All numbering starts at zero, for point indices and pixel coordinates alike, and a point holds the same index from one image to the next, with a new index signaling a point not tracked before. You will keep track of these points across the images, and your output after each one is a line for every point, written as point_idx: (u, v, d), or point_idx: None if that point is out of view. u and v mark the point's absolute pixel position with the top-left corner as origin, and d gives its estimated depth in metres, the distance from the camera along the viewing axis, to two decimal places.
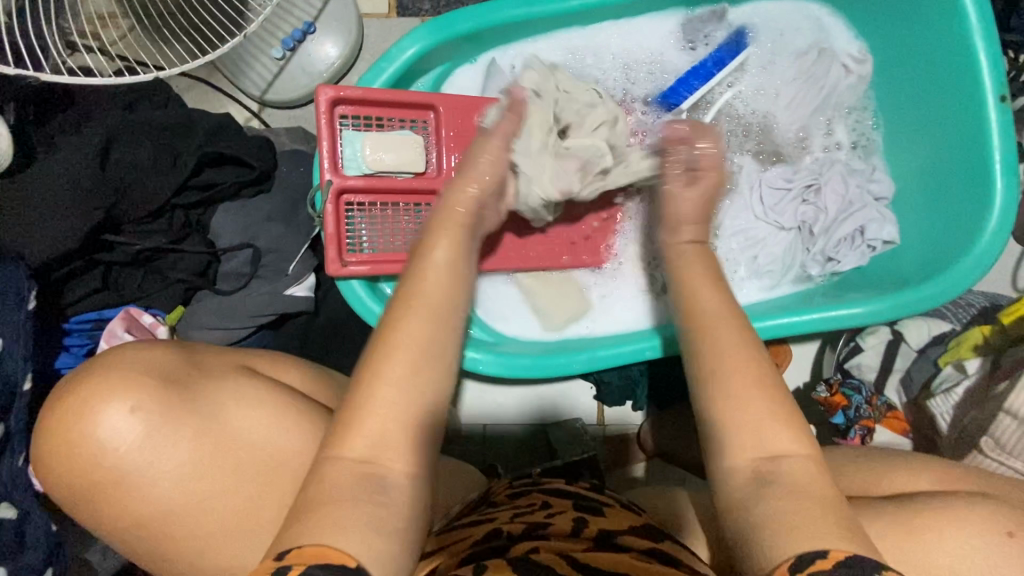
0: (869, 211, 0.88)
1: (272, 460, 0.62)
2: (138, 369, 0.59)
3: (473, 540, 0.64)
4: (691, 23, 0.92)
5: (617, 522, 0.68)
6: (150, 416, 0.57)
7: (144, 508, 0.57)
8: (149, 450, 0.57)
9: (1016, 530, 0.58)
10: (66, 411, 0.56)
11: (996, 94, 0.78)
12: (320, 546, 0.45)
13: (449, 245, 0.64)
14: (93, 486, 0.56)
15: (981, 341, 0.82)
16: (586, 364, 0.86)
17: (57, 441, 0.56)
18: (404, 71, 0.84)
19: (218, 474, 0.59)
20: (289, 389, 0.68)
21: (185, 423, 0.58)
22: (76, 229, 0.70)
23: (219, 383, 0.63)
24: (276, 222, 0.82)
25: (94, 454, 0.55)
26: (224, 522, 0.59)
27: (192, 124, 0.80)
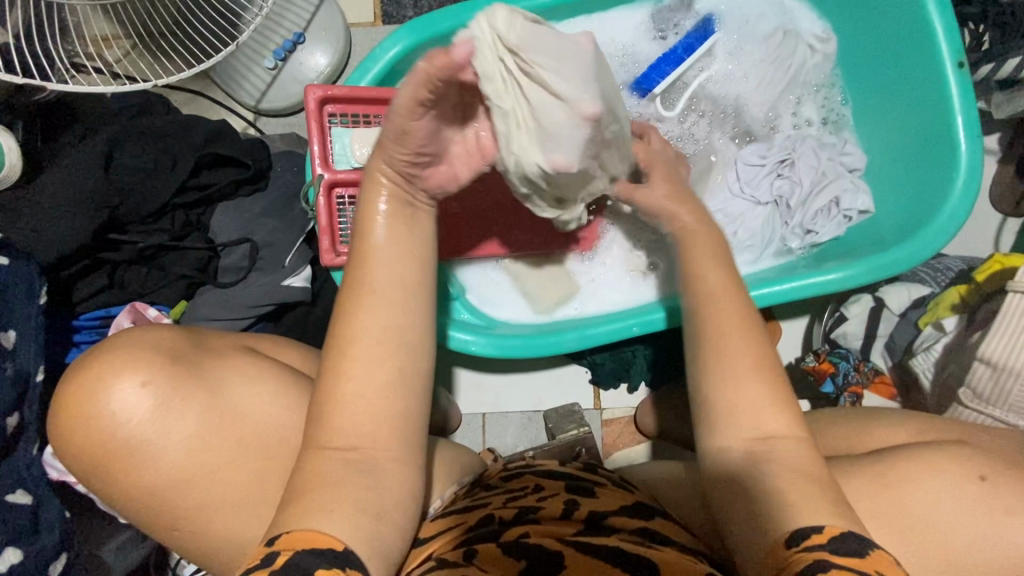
0: (842, 182, 0.92)
1: (273, 436, 0.64)
2: (148, 351, 0.62)
3: (467, 526, 0.64)
4: (660, 13, 0.96)
5: (608, 503, 0.68)
6: (160, 389, 0.60)
7: (151, 479, 0.60)
8: (158, 422, 0.60)
9: (988, 474, 0.58)
10: (80, 385, 0.59)
11: (954, 61, 0.81)
12: (312, 530, 0.48)
13: (397, 222, 0.59)
14: (106, 459, 0.59)
15: (957, 300, 0.83)
16: (577, 342, 0.88)
17: (70, 417, 0.59)
18: (388, 70, 0.88)
19: (223, 447, 0.62)
20: (289, 369, 0.70)
21: (192, 398, 0.62)
22: (83, 227, 0.74)
23: (224, 363, 0.66)
24: (271, 218, 0.86)
25: (107, 425, 0.59)
26: (225, 497, 0.62)
27: (189, 128, 0.84)
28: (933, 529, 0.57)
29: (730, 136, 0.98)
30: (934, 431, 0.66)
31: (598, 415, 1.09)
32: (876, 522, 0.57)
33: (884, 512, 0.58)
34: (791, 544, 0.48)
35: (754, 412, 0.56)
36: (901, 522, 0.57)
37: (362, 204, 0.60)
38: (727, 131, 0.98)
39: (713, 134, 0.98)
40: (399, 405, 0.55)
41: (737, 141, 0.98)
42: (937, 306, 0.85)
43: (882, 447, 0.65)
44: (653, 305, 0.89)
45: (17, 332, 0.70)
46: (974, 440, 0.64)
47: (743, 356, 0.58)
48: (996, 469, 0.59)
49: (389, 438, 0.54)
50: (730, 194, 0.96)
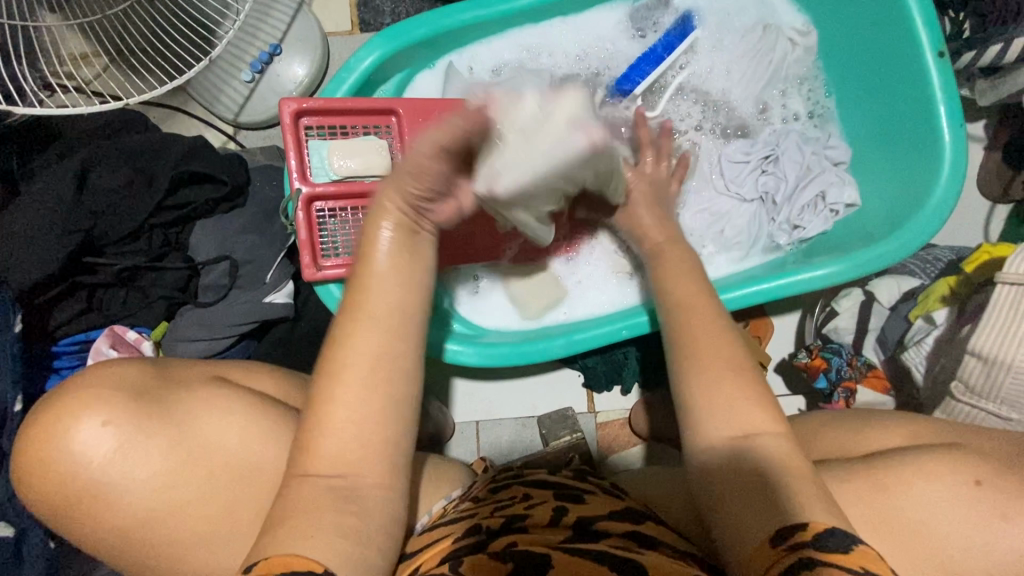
0: (827, 176, 0.91)
1: (254, 456, 0.63)
2: (110, 389, 0.61)
3: (453, 537, 0.62)
4: (638, 12, 0.95)
5: (598, 508, 0.67)
6: (122, 428, 0.59)
7: (119, 520, 0.59)
8: (124, 461, 0.59)
9: (984, 478, 0.57)
10: (41, 427, 0.58)
11: (934, 51, 0.80)
12: (292, 554, 0.47)
13: (393, 238, 0.57)
14: (72, 501, 0.58)
15: (947, 292, 0.82)
16: (566, 347, 0.87)
17: (35, 460, 0.58)
18: (364, 80, 0.87)
19: (193, 479, 0.61)
20: (260, 396, 0.69)
21: (154, 434, 0.61)
22: (56, 254, 0.73)
23: (192, 393, 0.65)
24: (250, 234, 0.84)
25: (67, 468, 0.57)
26: (205, 523, 0.61)
27: (164, 146, 0.82)
28: (928, 529, 0.56)
29: (716, 132, 0.97)
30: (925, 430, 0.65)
31: (592, 419, 1.08)
32: (868, 522, 0.57)
33: (875, 512, 0.57)
34: (776, 541, 0.47)
35: (744, 413, 0.55)
36: (891, 524, 0.57)
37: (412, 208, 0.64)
38: (713, 127, 0.97)
39: (698, 131, 0.97)
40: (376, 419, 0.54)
41: (724, 136, 0.97)
42: (927, 298, 0.84)
43: (880, 451, 0.63)
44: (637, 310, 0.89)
45: None
46: (971, 445, 0.62)
47: (714, 355, 0.58)
48: (995, 474, 0.57)
49: (376, 454, 0.53)
50: (716, 191, 0.95)
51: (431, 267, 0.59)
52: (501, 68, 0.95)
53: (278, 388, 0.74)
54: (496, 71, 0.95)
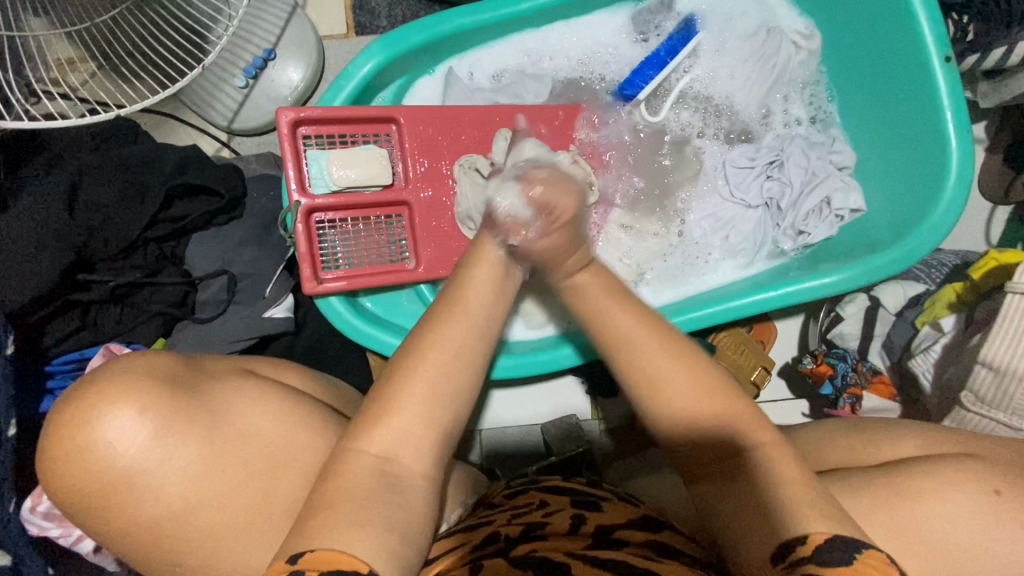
0: (833, 181, 0.90)
1: (270, 467, 0.61)
2: (147, 376, 0.59)
3: (471, 545, 0.61)
4: (641, 15, 0.94)
5: (617, 516, 0.66)
6: (160, 414, 0.57)
7: (150, 511, 0.57)
8: (161, 448, 0.57)
9: (1003, 488, 0.57)
10: (73, 412, 0.55)
11: (941, 55, 0.79)
12: (333, 549, 0.46)
13: (493, 264, 0.63)
14: (104, 491, 0.55)
15: (955, 298, 0.82)
16: (572, 357, 0.86)
17: (60, 450, 0.55)
18: (362, 88, 0.85)
19: (230, 469, 0.60)
20: (293, 391, 0.68)
21: (190, 424, 0.58)
22: (49, 271, 0.70)
23: (227, 387, 0.63)
24: (249, 246, 0.83)
25: (101, 458, 0.55)
26: (239, 519, 0.59)
27: (159, 156, 0.80)
28: (949, 545, 0.55)
29: (720, 136, 0.96)
30: (937, 441, 0.64)
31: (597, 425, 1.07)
32: (879, 535, 0.56)
33: (884, 524, 0.57)
34: (776, 560, 0.49)
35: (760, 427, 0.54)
36: (903, 534, 0.56)
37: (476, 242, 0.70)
38: (717, 131, 0.96)
39: (702, 136, 0.96)
40: (381, 445, 0.52)
41: (728, 141, 0.96)
42: (933, 304, 0.84)
43: (894, 461, 0.63)
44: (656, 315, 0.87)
45: None
46: (985, 455, 0.61)
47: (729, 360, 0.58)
48: (1012, 485, 0.57)
49: (391, 460, 0.52)
50: (719, 198, 0.95)
51: (510, 288, 0.63)
52: (501, 74, 0.94)
53: (305, 384, 0.73)
54: (497, 77, 0.94)
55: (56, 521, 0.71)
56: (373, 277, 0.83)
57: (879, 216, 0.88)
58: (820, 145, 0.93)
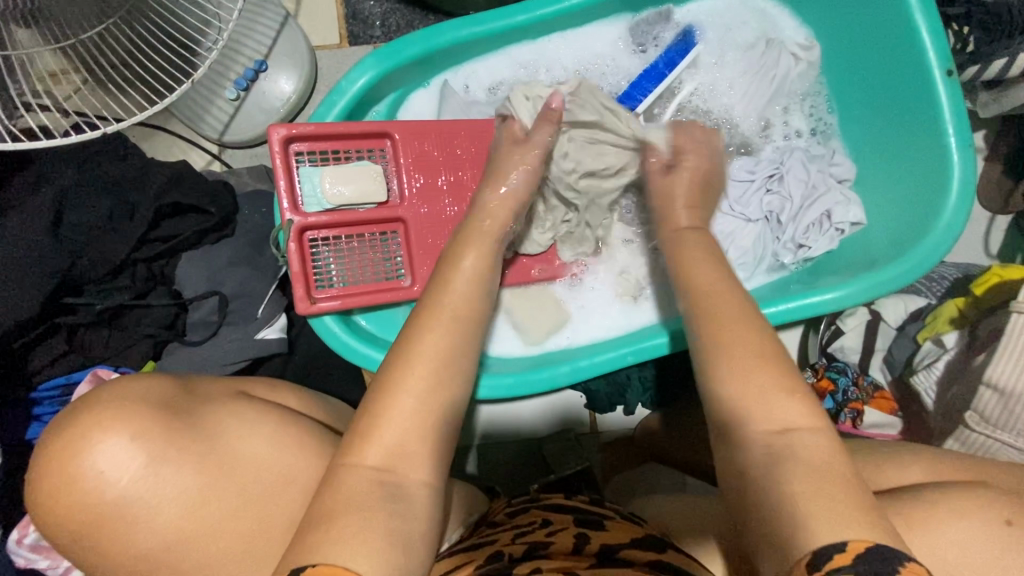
0: (833, 195, 0.89)
1: (263, 490, 0.59)
2: (138, 401, 0.57)
3: (474, 563, 0.59)
4: (639, 26, 0.93)
5: (619, 536, 0.64)
6: (151, 443, 0.56)
7: (146, 539, 0.55)
8: (154, 477, 0.55)
9: (1015, 518, 0.55)
10: (65, 440, 0.54)
11: (942, 69, 0.78)
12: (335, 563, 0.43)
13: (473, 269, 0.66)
14: (95, 522, 0.54)
15: (956, 314, 0.80)
16: (570, 375, 0.85)
17: (52, 480, 0.54)
18: (356, 102, 0.84)
19: (223, 497, 0.58)
20: (291, 412, 0.67)
21: (183, 451, 0.57)
22: (35, 296, 0.69)
23: (220, 410, 0.62)
24: (240, 266, 0.81)
25: (90, 488, 0.53)
26: (231, 549, 0.57)
27: (147, 174, 0.79)
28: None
29: (721, 149, 0.95)
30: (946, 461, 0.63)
31: (595, 438, 1.07)
32: None
33: None
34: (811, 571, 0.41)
35: None
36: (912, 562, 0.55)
37: (458, 232, 0.71)
38: (718, 144, 0.95)
39: None
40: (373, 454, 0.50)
41: (728, 154, 0.95)
42: (936, 319, 0.82)
43: (898, 487, 0.62)
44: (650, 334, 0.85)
45: None
46: (996, 483, 0.60)
47: None
48: (1019, 512, 0.55)
49: (389, 468, 0.50)
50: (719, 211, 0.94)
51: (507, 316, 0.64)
52: (497, 87, 0.93)
53: (302, 404, 0.71)
54: (493, 90, 0.93)
55: (44, 554, 0.69)
56: (368, 296, 0.82)
57: (879, 230, 0.87)
58: (820, 158, 0.92)
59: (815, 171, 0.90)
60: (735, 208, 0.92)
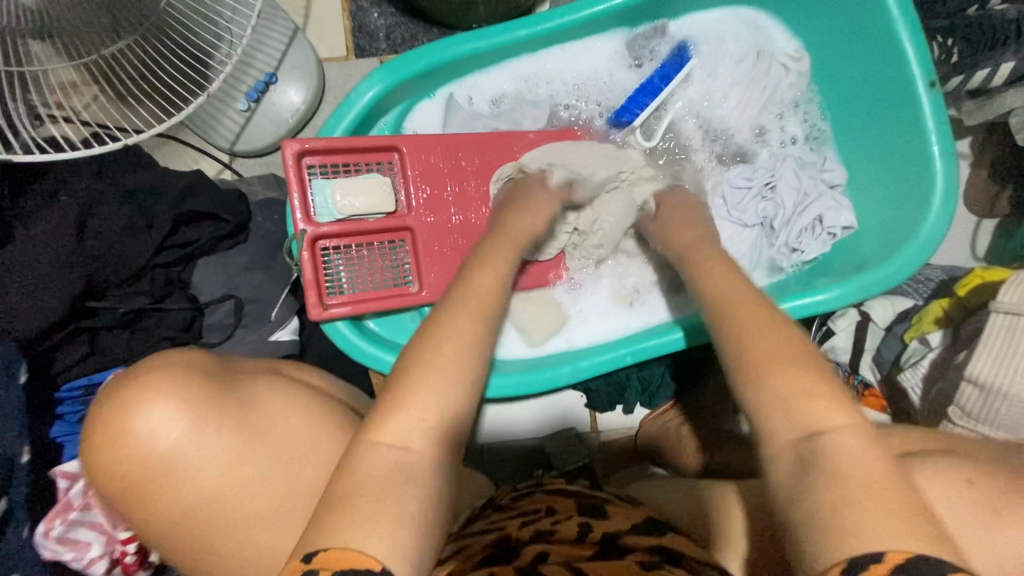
0: (825, 200, 0.92)
1: (295, 458, 0.62)
2: (185, 366, 0.61)
3: (482, 548, 0.62)
4: (635, 40, 0.96)
5: (621, 524, 0.66)
6: (196, 405, 0.59)
7: (193, 493, 0.58)
8: (195, 437, 0.58)
9: None
10: (119, 396, 0.58)
11: (926, 81, 0.81)
12: (345, 549, 0.43)
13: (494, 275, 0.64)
14: (137, 475, 0.57)
15: (941, 314, 0.84)
16: (572, 374, 0.88)
17: (105, 432, 0.58)
18: (365, 114, 0.87)
19: (256, 462, 0.60)
20: (321, 391, 0.69)
21: (221, 412, 0.60)
22: (61, 299, 0.72)
23: (256, 379, 0.65)
24: (255, 271, 0.85)
25: (136, 443, 0.57)
26: (258, 512, 0.60)
27: (165, 185, 0.82)
28: None
29: (717, 157, 0.99)
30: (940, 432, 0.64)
31: (595, 438, 1.09)
32: None
33: None
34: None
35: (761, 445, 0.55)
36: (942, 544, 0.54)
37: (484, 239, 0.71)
38: (714, 152, 0.99)
39: (698, 156, 0.98)
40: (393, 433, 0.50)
41: (724, 161, 0.99)
42: (922, 319, 0.86)
43: None
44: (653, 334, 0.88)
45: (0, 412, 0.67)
46: None
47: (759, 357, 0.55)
48: None
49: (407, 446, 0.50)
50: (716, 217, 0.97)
51: None
52: (499, 99, 0.97)
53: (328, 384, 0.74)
54: (495, 102, 0.97)
55: (69, 546, 0.73)
56: (378, 302, 0.85)
57: (870, 234, 0.90)
58: (811, 165, 0.95)
59: (806, 177, 0.93)
60: (734, 214, 0.95)
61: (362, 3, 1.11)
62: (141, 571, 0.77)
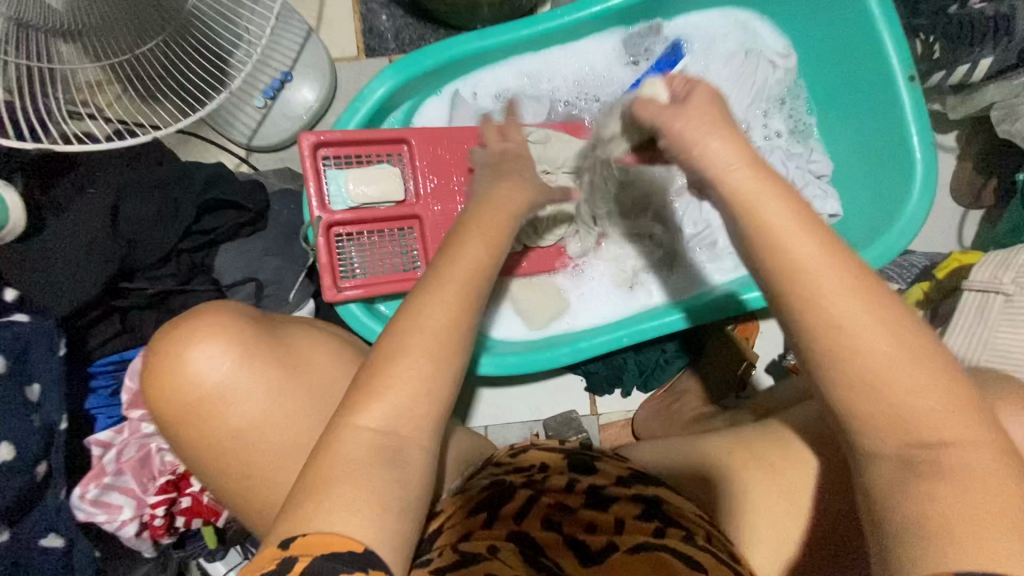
0: (811, 189, 0.97)
1: (329, 404, 0.66)
2: (235, 313, 0.66)
3: (471, 503, 0.60)
4: (631, 39, 1.01)
5: (608, 477, 0.62)
6: (243, 346, 0.64)
7: (235, 424, 0.63)
8: (240, 376, 0.63)
9: None
10: (176, 333, 0.63)
11: (905, 75, 0.86)
12: (322, 534, 0.47)
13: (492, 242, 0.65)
14: (186, 406, 0.63)
15: (922, 297, 0.89)
16: (571, 354, 0.93)
17: (161, 363, 0.63)
18: (376, 109, 0.92)
19: (293, 405, 0.65)
20: (355, 346, 0.73)
21: (266, 350, 0.65)
22: (96, 279, 0.78)
23: (298, 331, 0.70)
24: (273, 256, 0.91)
25: (189, 375, 0.63)
26: (291, 451, 0.64)
27: (188, 175, 0.87)
28: None
29: None
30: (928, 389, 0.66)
31: (595, 420, 1.12)
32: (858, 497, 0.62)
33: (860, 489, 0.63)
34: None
35: None
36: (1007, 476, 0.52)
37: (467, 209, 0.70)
38: None
39: None
40: (369, 416, 0.53)
41: None
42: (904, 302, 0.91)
43: None
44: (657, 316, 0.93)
45: (41, 383, 0.73)
46: None
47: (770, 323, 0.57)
48: None
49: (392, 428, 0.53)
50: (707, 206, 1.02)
51: None
52: (502, 95, 1.02)
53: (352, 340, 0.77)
54: (498, 97, 1.02)
55: (102, 508, 0.79)
56: (388, 285, 0.90)
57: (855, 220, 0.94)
58: (799, 156, 1.00)
59: (794, 167, 0.98)
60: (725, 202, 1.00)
61: (372, 6, 1.17)
62: (167, 536, 0.83)
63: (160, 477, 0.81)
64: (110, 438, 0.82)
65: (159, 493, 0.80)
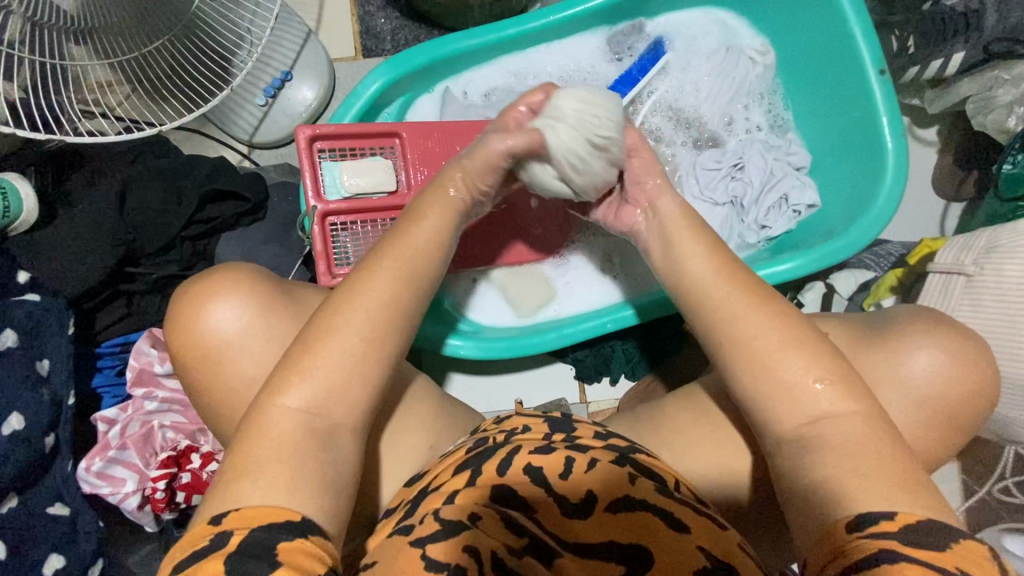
0: (789, 180, 1.00)
1: None
2: (260, 275, 0.70)
3: (456, 465, 0.61)
4: (615, 37, 1.06)
5: (588, 438, 0.63)
6: (258, 304, 0.68)
7: (238, 381, 0.67)
8: (253, 331, 0.67)
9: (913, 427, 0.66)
10: (204, 285, 0.68)
11: (877, 68, 0.90)
12: (255, 508, 0.49)
13: None
14: (205, 354, 0.67)
15: (895, 282, 0.92)
16: (557, 340, 0.96)
17: (185, 312, 0.67)
18: (370, 104, 0.97)
19: None
20: None
21: (286, 303, 0.69)
22: (103, 263, 0.83)
23: (309, 296, 0.73)
24: (271, 244, 0.95)
25: (208, 324, 0.67)
26: None
27: (192, 167, 0.92)
28: None
29: (692, 143, 1.07)
30: (868, 338, 0.69)
31: (584, 407, 1.15)
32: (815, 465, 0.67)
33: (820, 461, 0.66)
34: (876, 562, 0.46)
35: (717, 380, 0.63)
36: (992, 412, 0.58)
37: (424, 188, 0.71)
38: (688, 138, 1.07)
39: (672, 143, 1.06)
40: (293, 397, 0.54)
41: (698, 146, 1.06)
42: (878, 287, 0.94)
43: None
44: (640, 300, 0.96)
45: (51, 360, 0.78)
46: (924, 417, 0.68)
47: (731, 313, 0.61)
48: (925, 427, 0.67)
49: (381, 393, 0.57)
50: (690, 196, 1.04)
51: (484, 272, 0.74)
52: (491, 92, 1.06)
53: None
54: (487, 94, 1.06)
55: (106, 481, 0.84)
56: None
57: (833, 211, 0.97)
58: (776, 148, 1.03)
59: (773, 159, 1.02)
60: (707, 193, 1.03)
61: (369, 8, 1.22)
62: (167, 512, 0.86)
63: (162, 452, 0.86)
64: (115, 415, 0.87)
65: (160, 467, 0.85)
